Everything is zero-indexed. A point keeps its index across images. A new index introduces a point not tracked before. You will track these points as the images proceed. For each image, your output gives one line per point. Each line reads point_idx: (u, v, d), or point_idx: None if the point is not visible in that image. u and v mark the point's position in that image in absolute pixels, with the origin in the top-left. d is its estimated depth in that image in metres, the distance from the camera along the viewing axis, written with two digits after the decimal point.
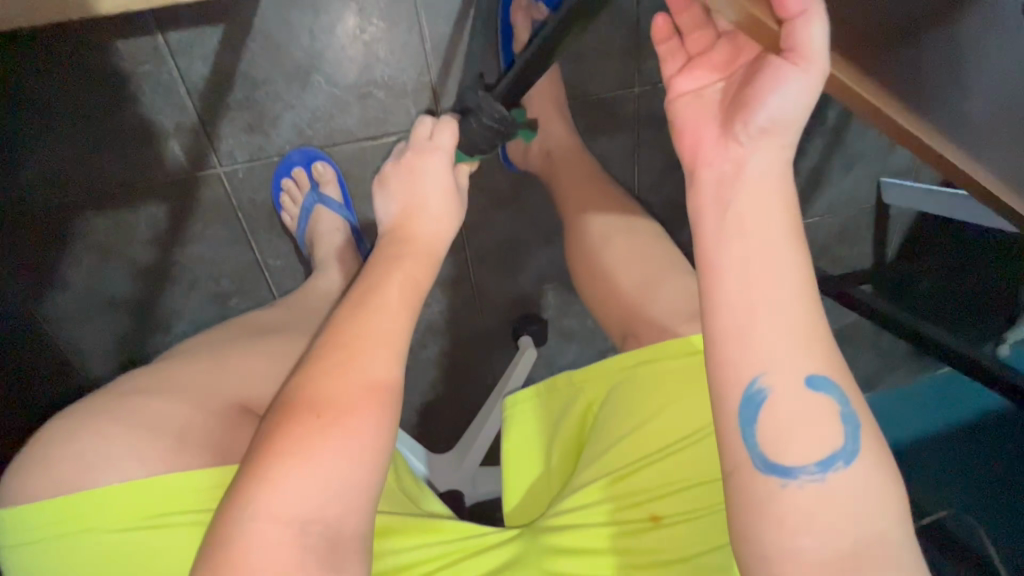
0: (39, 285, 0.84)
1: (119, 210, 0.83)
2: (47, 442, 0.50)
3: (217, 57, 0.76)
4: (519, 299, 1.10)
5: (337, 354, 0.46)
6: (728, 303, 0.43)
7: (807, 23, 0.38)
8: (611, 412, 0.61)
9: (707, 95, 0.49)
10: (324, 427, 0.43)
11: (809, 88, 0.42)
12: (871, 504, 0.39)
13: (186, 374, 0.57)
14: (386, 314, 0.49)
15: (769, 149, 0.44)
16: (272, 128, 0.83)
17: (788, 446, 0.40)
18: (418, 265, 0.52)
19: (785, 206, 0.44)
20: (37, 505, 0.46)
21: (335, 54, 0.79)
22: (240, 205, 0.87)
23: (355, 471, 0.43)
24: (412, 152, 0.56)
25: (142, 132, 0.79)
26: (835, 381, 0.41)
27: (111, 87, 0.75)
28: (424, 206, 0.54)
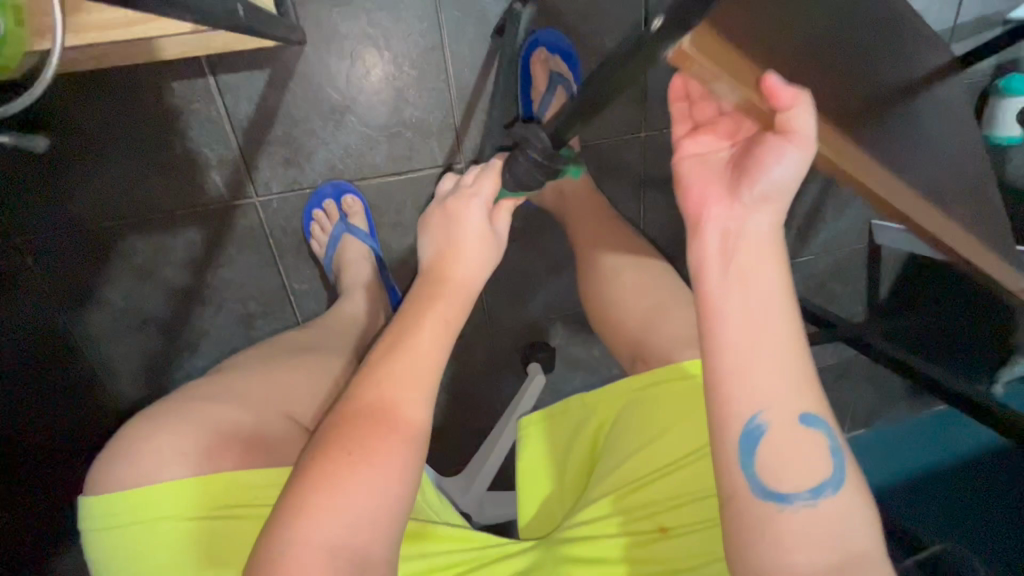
0: (78, 303, 0.89)
1: (160, 234, 0.88)
2: (114, 446, 0.55)
3: (262, 98, 0.83)
4: (529, 327, 1.14)
5: (369, 394, 0.50)
6: (729, 346, 0.47)
7: (799, 108, 0.45)
8: (622, 432, 0.66)
9: (711, 159, 0.54)
10: (355, 462, 0.46)
11: (802, 160, 0.47)
12: (854, 529, 0.44)
13: (229, 388, 0.62)
14: (418, 352, 0.52)
15: (767, 211, 0.49)
16: (307, 162, 0.89)
17: (783, 476, 0.45)
18: (451, 310, 0.56)
19: (778, 261, 0.49)
20: (111, 497, 0.52)
21: (368, 97, 0.86)
22: (272, 232, 0.93)
23: (383, 503, 0.46)
24: (457, 199, 0.60)
25: (187, 164, 0.85)
26: (824, 420, 0.46)
27: (164, 122, 0.82)
28: (462, 250, 0.58)
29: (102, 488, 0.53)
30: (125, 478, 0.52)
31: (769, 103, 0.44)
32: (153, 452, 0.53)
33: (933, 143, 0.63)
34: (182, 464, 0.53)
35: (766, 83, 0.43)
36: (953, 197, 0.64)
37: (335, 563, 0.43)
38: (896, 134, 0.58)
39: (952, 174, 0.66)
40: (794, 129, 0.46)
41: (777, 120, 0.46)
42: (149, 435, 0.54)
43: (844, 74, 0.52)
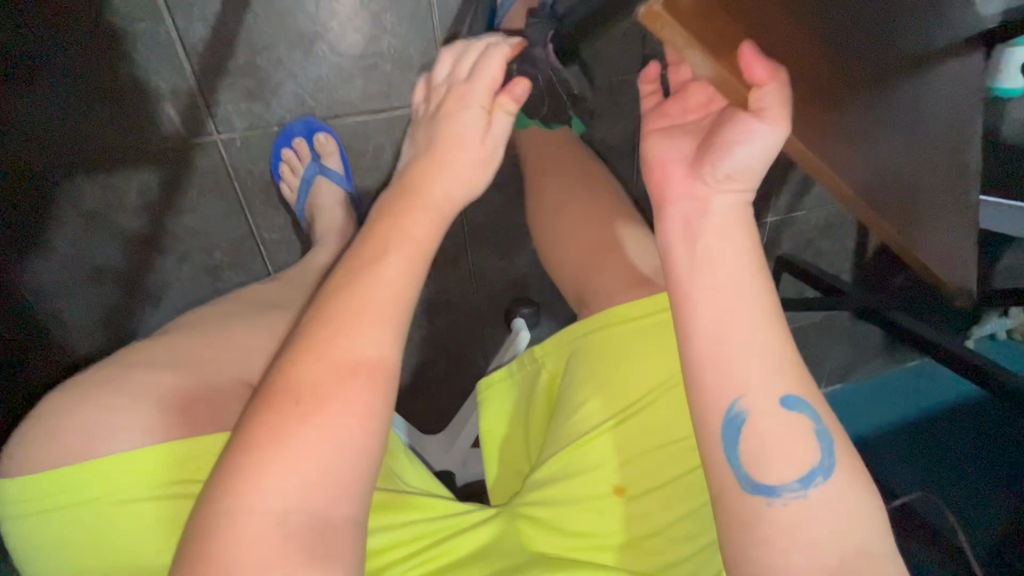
0: (19, 253, 0.80)
1: (109, 175, 0.79)
2: (53, 411, 0.49)
3: (218, 20, 0.73)
4: (515, 282, 1.10)
5: (323, 332, 0.44)
6: (705, 326, 0.46)
7: (774, 86, 0.41)
8: (573, 379, 0.59)
9: (677, 134, 0.52)
10: (303, 413, 0.41)
11: (771, 144, 0.44)
12: (851, 518, 0.41)
13: (183, 347, 0.56)
14: (381, 287, 0.46)
15: (733, 194, 0.48)
16: (273, 97, 0.80)
17: (770, 467, 0.42)
18: (408, 250, 0.49)
19: (748, 232, 0.48)
20: (46, 472, 0.46)
21: (341, 22, 0.77)
22: (237, 175, 0.85)
23: (344, 456, 0.41)
24: (452, 96, 0.55)
25: (136, 94, 0.76)
26: (807, 400, 0.44)
27: (106, 45, 0.72)
28: (443, 160, 0.53)
29: (40, 459, 0.46)
30: (72, 440, 0.47)
31: (741, 81, 0.41)
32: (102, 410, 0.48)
33: (941, 97, 0.58)
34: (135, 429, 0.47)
35: (740, 55, 0.40)
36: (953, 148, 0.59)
37: (287, 525, 0.38)
38: (903, 83, 0.53)
39: (961, 133, 0.60)
40: (765, 109, 0.42)
41: (750, 99, 0.42)
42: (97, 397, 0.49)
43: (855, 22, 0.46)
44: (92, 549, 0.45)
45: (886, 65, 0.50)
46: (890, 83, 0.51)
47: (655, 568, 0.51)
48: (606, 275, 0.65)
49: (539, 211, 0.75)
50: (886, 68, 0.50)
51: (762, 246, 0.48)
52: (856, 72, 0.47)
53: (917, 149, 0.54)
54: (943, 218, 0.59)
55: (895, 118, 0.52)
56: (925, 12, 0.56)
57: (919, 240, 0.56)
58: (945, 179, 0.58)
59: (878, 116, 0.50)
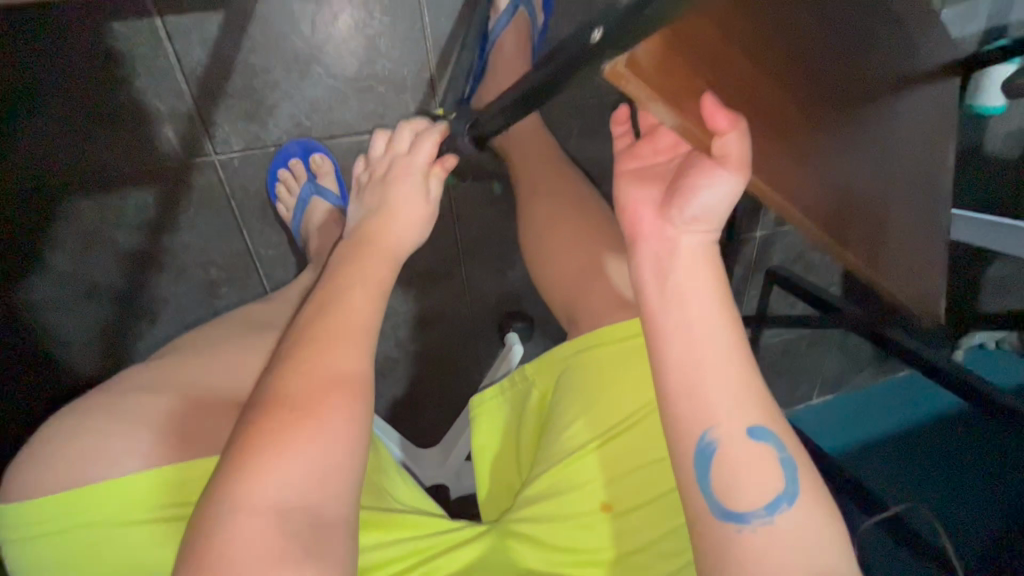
0: (19, 272, 0.82)
1: (107, 194, 0.81)
2: (53, 432, 0.51)
3: (216, 43, 0.75)
4: (508, 297, 1.11)
5: (311, 347, 0.47)
6: (676, 359, 0.47)
7: (736, 135, 0.41)
8: (561, 399, 0.61)
9: (650, 172, 0.53)
10: (297, 420, 0.42)
11: (732, 190, 0.46)
12: (817, 543, 0.42)
13: (180, 368, 0.57)
14: (356, 308, 0.51)
15: (702, 233, 0.49)
16: (269, 118, 0.82)
17: (739, 494, 0.44)
18: (373, 280, 0.55)
19: (714, 268, 0.50)
20: (40, 499, 0.46)
21: (336, 46, 0.79)
22: (234, 193, 0.86)
23: (337, 458, 0.43)
24: (396, 164, 0.64)
25: (134, 116, 0.77)
26: (772, 429, 0.46)
27: (106, 70, 0.73)
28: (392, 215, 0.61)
29: (37, 480, 0.47)
30: (69, 460, 0.48)
31: (704, 131, 0.40)
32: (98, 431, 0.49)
33: (911, 122, 0.60)
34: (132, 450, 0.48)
35: (702, 105, 0.39)
36: (921, 169, 0.62)
37: (287, 524, 0.39)
38: (875, 109, 0.55)
39: (928, 158, 0.62)
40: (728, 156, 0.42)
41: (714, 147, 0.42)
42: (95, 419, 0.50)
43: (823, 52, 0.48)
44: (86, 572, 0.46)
45: (854, 92, 0.52)
46: (860, 110, 0.53)
47: None
48: (594, 294, 0.66)
49: (529, 230, 0.77)
50: (855, 95, 0.52)
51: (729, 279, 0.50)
52: (829, 98, 0.49)
53: (887, 173, 0.57)
54: (916, 238, 0.61)
55: (864, 144, 0.54)
56: (898, 41, 0.59)
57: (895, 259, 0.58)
58: (915, 203, 0.60)
59: (849, 142, 0.52)
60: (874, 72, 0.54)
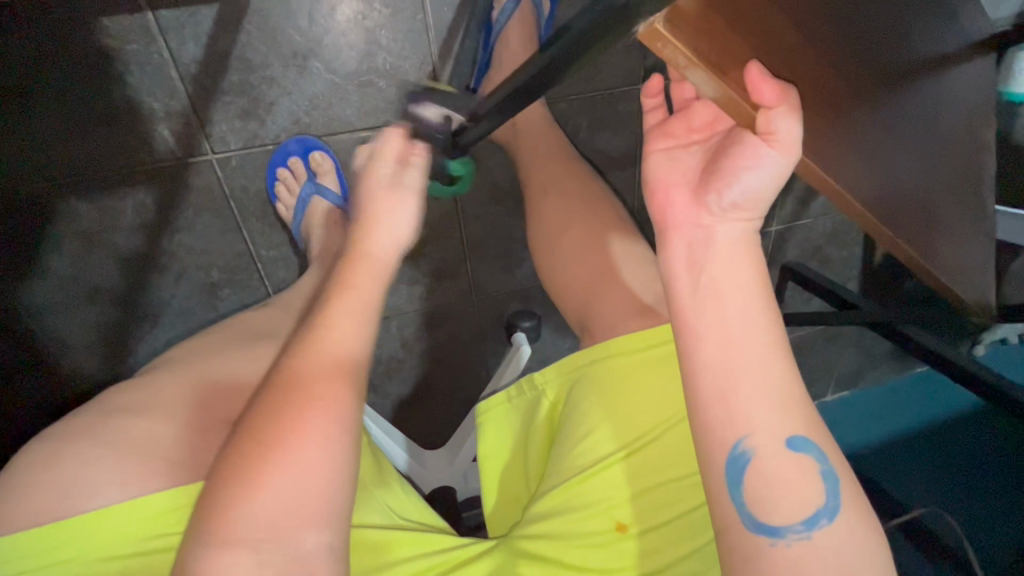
0: (16, 279, 0.80)
1: (103, 196, 0.79)
2: (40, 450, 0.49)
3: (211, 38, 0.73)
4: (516, 294, 1.09)
5: (282, 382, 0.44)
6: (709, 363, 0.44)
7: (784, 110, 0.37)
8: (575, 408, 0.58)
9: (680, 155, 0.49)
10: (267, 456, 0.40)
11: (780, 170, 0.42)
12: (858, 559, 0.40)
13: (172, 379, 0.55)
14: (340, 335, 0.48)
15: (740, 222, 0.46)
16: (268, 115, 0.79)
17: (774, 508, 0.41)
18: (357, 303, 0.50)
19: (753, 264, 0.46)
20: (18, 536, 0.44)
21: (335, 39, 0.76)
22: (233, 193, 0.84)
23: (315, 490, 0.41)
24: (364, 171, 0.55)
25: (129, 115, 0.75)
26: (814, 440, 0.43)
27: (97, 68, 0.71)
28: (373, 217, 0.53)
29: (25, 500, 0.46)
30: (61, 479, 0.46)
31: (748, 103, 0.37)
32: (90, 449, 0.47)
33: (949, 111, 0.56)
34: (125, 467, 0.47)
35: (745, 74, 0.36)
36: (960, 163, 0.57)
37: (260, 556, 0.38)
38: (910, 101, 0.51)
39: (967, 148, 0.58)
40: (775, 134, 0.39)
41: (758, 122, 0.38)
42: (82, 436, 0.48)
43: (851, 37, 0.44)
44: None
45: (889, 77, 0.48)
46: (895, 97, 0.48)
47: None
48: (606, 299, 0.64)
49: (538, 230, 0.74)
50: (890, 81, 0.48)
51: (769, 275, 0.47)
52: (861, 90, 0.45)
53: (926, 170, 0.52)
54: (952, 239, 0.57)
55: (902, 133, 0.49)
56: (933, 26, 0.54)
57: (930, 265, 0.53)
58: (954, 198, 0.56)
59: (885, 135, 0.48)
60: (911, 59, 0.50)
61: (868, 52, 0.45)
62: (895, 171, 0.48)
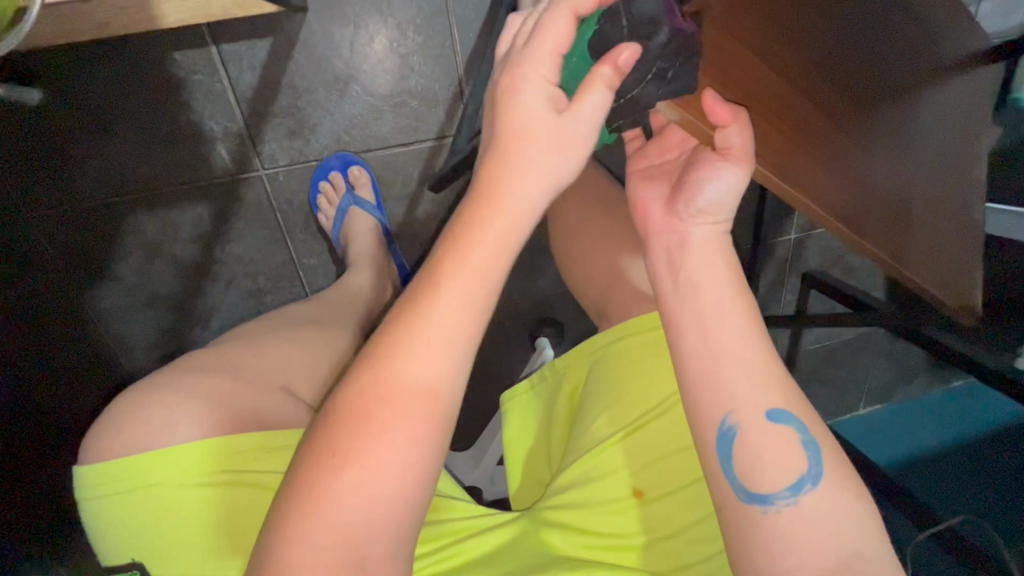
0: (90, 283, 0.90)
1: (167, 210, 0.88)
2: (113, 410, 0.55)
3: (265, 68, 0.82)
4: (540, 303, 1.13)
5: (367, 382, 0.41)
6: (693, 350, 0.48)
7: (738, 128, 0.40)
8: (592, 390, 0.62)
9: (659, 169, 0.55)
10: (338, 468, 0.39)
11: (738, 178, 0.46)
12: (841, 523, 0.43)
13: (228, 360, 0.61)
14: (440, 329, 0.42)
15: (709, 226, 0.50)
16: (312, 134, 0.88)
17: (763, 476, 0.44)
18: (471, 287, 0.42)
19: (727, 259, 0.50)
20: (106, 462, 0.51)
21: (372, 65, 0.85)
22: (279, 207, 0.92)
23: (386, 506, 0.40)
24: (512, 66, 0.43)
25: (191, 136, 0.84)
26: (792, 412, 0.46)
27: (170, 96, 0.81)
28: (518, 150, 0.43)
29: (105, 454, 0.52)
30: (130, 442, 0.52)
31: (705, 124, 0.40)
32: (157, 415, 0.53)
33: (944, 117, 0.58)
34: (187, 434, 0.52)
35: (703, 102, 0.38)
36: (958, 166, 0.59)
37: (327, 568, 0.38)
38: (905, 101, 0.54)
39: (963, 154, 0.60)
40: (732, 147, 0.42)
41: (716, 140, 0.41)
42: (150, 400, 0.54)
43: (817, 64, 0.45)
44: (140, 533, 0.51)
45: (863, 93, 0.49)
46: (871, 111, 0.50)
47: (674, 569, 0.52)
48: (621, 292, 0.68)
49: (560, 231, 0.80)
50: (877, 82, 0.51)
51: (740, 267, 0.51)
52: (848, 93, 0.48)
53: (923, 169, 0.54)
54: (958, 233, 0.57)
55: (883, 144, 0.50)
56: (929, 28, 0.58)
57: (938, 266, 0.53)
58: (953, 206, 0.57)
59: (875, 135, 0.50)
60: (891, 76, 0.52)
61: (835, 71, 0.47)
62: (879, 183, 0.49)
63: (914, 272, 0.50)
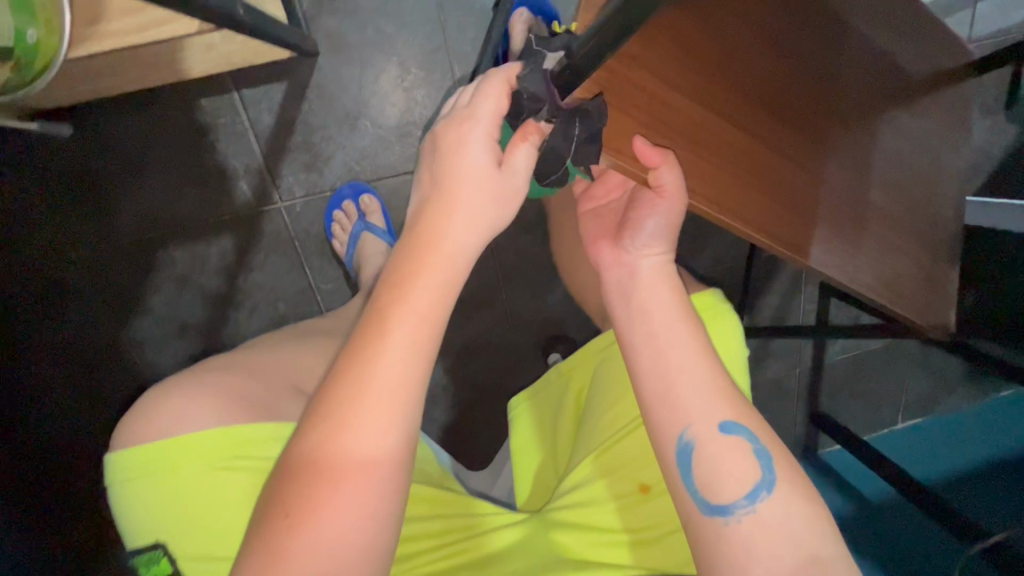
0: (124, 315, 0.95)
1: (195, 242, 0.94)
2: (140, 405, 0.59)
3: (281, 108, 0.89)
4: (550, 320, 1.15)
5: (314, 437, 0.44)
6: (647, 371, 0.53)
7: (668, 166, 0.45)
8: (597, 391, 0.63)
9: (610, 207, 0.62)
10: (291, 526, 0.42)
11: (675, 212, 0.51)
12: (799, 529, 0.46)
13: (248, 363, 0.66)
14: (388, 378, 0.44)
15: (654, 255, 0.57)
16: (326, 167, 0.94)
17: (721, 487, 0.48)
18: (410, 333, 0.45)
19: (672, 284, 0.56)
20: (132, 449, 0.55)
21: (379, 100, 0.91)
22: (297, 236, 0.97)
23: (340, 561, 0.42)
24: (450, 127, 0.47)
25: (216, 173, 0.91)
26: (744, 423, 0.50)
27: (197, 138, 0.89)
28: (454, 196, 0.47)
29: (132, 441, 0.56)
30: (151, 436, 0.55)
31: (641, 167, 0.45)
32: (179, 420, 0.56)
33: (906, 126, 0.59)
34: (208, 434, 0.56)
35: (634, 147, 0.44)
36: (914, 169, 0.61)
37: None
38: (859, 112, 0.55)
39: (928, 174, 0.62)
40: (664, 186, 0.46)
41: (650, 179, 0.46)
42: (174, 396, 0.58)
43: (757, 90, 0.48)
44: (165, 517, 0.54)
45: (807, 125, 0.51)
46: (818, 142, 0.52)
47: (678, 558, 0.54)
48: None
49: (561, 246, 0.82)
50: (828, 98, 0.52)
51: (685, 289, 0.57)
52: (789, 113, 0.50)
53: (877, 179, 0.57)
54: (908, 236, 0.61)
55: (831, 172, 0.53)
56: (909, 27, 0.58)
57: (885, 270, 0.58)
58: (907, 227, 0.60)
59: (820, 151, 0.52)
60: (841, 99, 0.53)
61: (772, 113, 0.49)
62: (826, 198, 0.53)
63: (861, 285, 0.55)
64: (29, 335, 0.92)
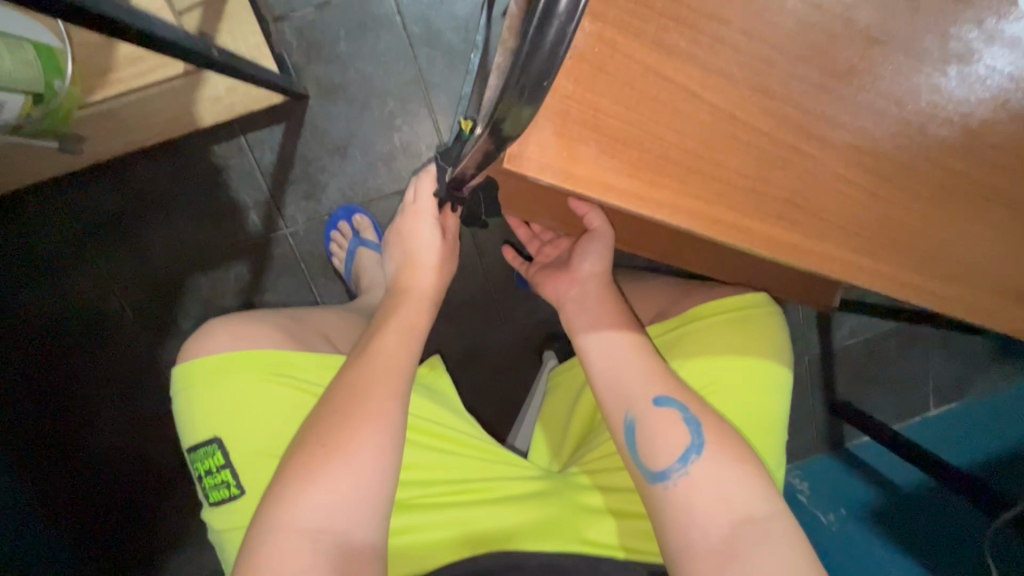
0: (160, 338, 1.07)
1: (215, 270, 1.07)
2: (204, 329, 0.73)
3: (281, 145, 1.03)
4: (544, 321, 1.21)
5: (341, 397, 0.61)
6: (597, 360, 0.65)
7: (594, 213, 0.63)
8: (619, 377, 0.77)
9: (556, 251, 0.80)
10: (327, 454, 0.57)
11: (605, 242, 0.67)
12: (726, 489, 0.57)
13: (282, 312, 0.79)
14: (392, 354, 0.64)
15: (597, 274, 0.69)
16: (323, 194, 1.06)
17: (659, 454, 0.59)
18: (400, 335, 0.66)
19: (607, 291, 0.69)
20: (201, 359, 0.70)
21: (365, 130, 1.04)
22: (303, 258, 1.09)
23: (358, 490, 0.57)
24: (405, 218, 0.68)
25: (230, 208, 1.05)
26: (676, 397, 0.61)
27: (213, 177, 1.03)
28: (422, 265, 0.69)
29: (197, 353, 0.71)
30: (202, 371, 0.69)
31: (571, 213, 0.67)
32: (229, 344, 0.70)
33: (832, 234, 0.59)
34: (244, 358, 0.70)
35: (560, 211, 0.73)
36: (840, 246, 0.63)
37: (316, 543, 0.54)
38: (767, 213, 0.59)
39: None
40: (593, 225, 0.66)
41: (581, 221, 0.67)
42: (225, 327, 0.72)
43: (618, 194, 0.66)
44: (221, 419, 0.68)
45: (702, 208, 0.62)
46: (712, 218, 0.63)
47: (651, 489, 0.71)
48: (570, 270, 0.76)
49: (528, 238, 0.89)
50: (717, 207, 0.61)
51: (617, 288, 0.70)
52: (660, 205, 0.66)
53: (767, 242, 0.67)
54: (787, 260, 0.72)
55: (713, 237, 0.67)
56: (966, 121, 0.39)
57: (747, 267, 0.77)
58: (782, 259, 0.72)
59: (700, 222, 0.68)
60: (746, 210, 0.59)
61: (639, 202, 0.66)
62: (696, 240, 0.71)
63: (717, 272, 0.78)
64: (83, 359, 1.06)
